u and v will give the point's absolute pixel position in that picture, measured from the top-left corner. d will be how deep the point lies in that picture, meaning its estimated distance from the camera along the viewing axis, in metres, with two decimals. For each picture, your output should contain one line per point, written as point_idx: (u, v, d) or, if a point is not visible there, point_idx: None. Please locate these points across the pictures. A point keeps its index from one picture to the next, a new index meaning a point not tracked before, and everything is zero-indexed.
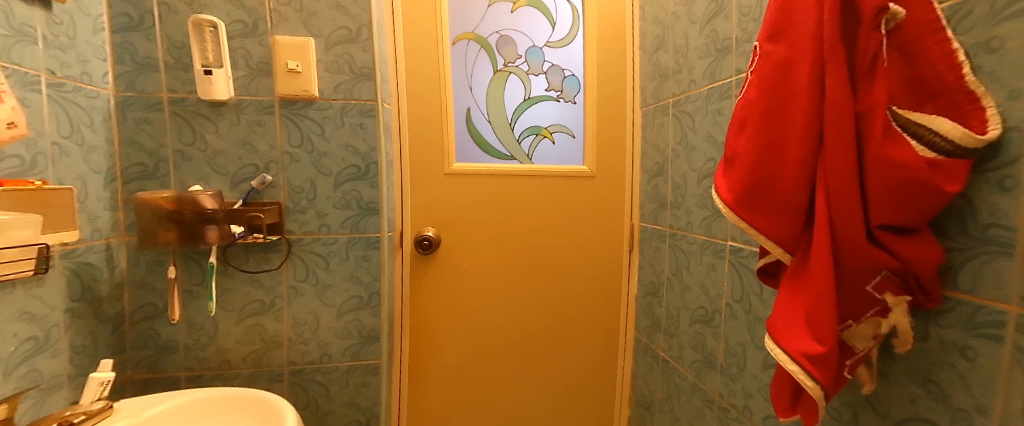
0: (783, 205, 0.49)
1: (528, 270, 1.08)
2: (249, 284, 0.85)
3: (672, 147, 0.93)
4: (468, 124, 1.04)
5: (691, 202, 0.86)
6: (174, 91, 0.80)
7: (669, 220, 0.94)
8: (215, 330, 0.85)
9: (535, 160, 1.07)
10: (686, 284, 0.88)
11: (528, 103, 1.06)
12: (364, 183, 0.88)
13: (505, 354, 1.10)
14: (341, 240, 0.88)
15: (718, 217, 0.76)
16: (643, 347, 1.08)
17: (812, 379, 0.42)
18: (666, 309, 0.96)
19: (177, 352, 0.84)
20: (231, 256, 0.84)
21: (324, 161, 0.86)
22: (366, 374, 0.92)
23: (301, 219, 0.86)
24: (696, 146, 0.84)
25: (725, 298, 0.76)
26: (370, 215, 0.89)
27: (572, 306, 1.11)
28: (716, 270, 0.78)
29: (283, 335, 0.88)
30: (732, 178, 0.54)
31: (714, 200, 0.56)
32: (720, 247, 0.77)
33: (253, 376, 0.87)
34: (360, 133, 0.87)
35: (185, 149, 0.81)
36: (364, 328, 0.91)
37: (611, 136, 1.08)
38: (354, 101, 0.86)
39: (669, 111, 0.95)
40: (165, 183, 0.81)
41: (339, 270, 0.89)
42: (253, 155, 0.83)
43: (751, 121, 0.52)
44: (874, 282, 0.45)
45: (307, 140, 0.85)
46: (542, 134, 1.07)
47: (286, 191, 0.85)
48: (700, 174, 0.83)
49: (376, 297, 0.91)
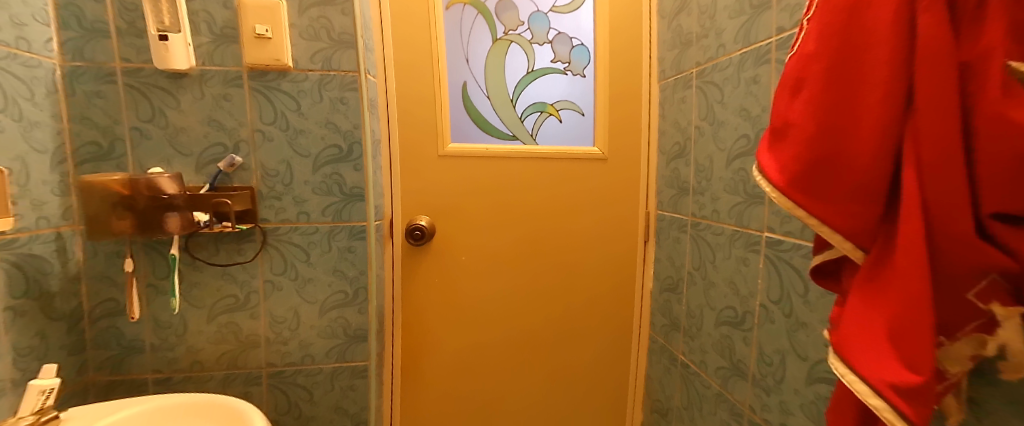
0: (855, 185, 0.39)
1: (535, 262, 0.99)
2: (221, 278, 0.76)
3: (695, 124, 0.82)
4: (465, 99, 0.93)
5: (718, 187, 0.75)
6: (129, 61, 0.71)
7: (691, 208, 0.83)
8: (184, 328, 0.77)
9: (540, 141, 0.96)
10: (710, 281, 0.77)
11: (532, 76, 0.95)
12: (346, 165, 0.78)
13: (509, 354, 1.01)
14: (322, 230, 0.79)
15: (753, 203, 0.66)
16: (659, 348, 0.98)
17: (902, 417, 0.33)
18: (685, 307, 0.86)
19: (144, 352, 0.76)
20: (197, 248, 0.75)
21: (301, 141, 0.76)
22: (354, 377, 0.83)
23: (276, 206, 0.77)
24: (725, 122, 0.73)
25: (759, 298, 0.66)
26: (354, 201, 0.79)
27: (584, 302, 1.02)
28: (748, 265, 0.68)
29: (260, 335, 0.79)
30: (785, 153, 0.43)
31: (759, 183, 0.45)
32: (753, 238, 0.66)
33: (228, 379, 0.79)
34: (341, 109, 0.77)
35: (144, 127, 0.72)
36: (350, 327, 0.82)
37: (625, 113, 0.97)
38: (334, 72, 0.76)
39: (692, 84, 0.83)
40: (122, 165, 0.72)
41: (321, 263, 0.79)
42: (220, 132, 0.74)
43: (813, 79, 0.41)
44: (978, 288, 0.35)
45: (281, 116, 0.75)
46: (547, 111, 0.96)
47: (258, 175, 0.76)
48: (730, 154, 0.72)
49: (363, 292, 0.82)
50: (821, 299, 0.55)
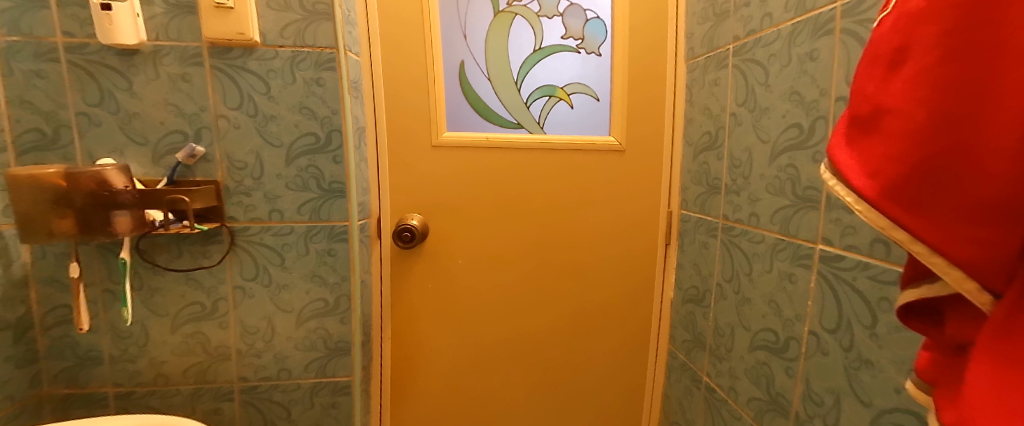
0: (989, 202, 0.25)
1: (543, 266, 0.88)
2: (185, 284, 0.68)
3: (730, 111, 0.70)
4: (463, 82, 0.82)
5: (757, 187, 0.64)
6: (72, 36, 0.61)
7: (723, 209, 0.72)
8: (146, 339, 0.69)
9: (548, 130, 0.85)
10: (745, 297, 0.67)
11: (540, 55, 0.83)
12: (324, 157, 0.68)
13: (514, 367, 0.92)
14: (298, 230, 0.70)
15: (805, 209, 0.55)
16: (679, 365, 0.88)
17: None
18: (712, 323, 0.75)
19: (103, 364, 0.68)
20: (158, 251, 0.67)
21: (272, 128, 0.67)
22: (335, 394, 0.74)
23: (246, 203, 0.68)
24: (770, 108, 0.62)
25: (808, 324, 0.56)
26: (334, 198, 0.69)
27: (597, 312, 0.91)
28: (795, 282, 0.57)
29: (230, 346, 0.71)
30: (877, 152, 0.30)
31: (835, 191, 0.33)
32: (803, 251, 0.56)
33: (196, 394, 0.71)
34: (317, 92, 0.67)
35: (91, 111, 0.63)
36: (330, 339, 0.73)
37: (646, 97, 0.84)
38: (308, 49, 0.65)
39: (727, 63, 0.71)
40: (69, 156, 0.64)
41: (297, 267, 0.70)
42: (179, 118, 0.64)
43: (921, 47, 0.29)
44: None
45: (247, 99, 0.65)
46: (557, 95, 0.85)
47: (224, 168, 0.66)
48: (774, 148, 0.61)
49: (344, 301, 0.72)
50: (891, 334, 0.45)
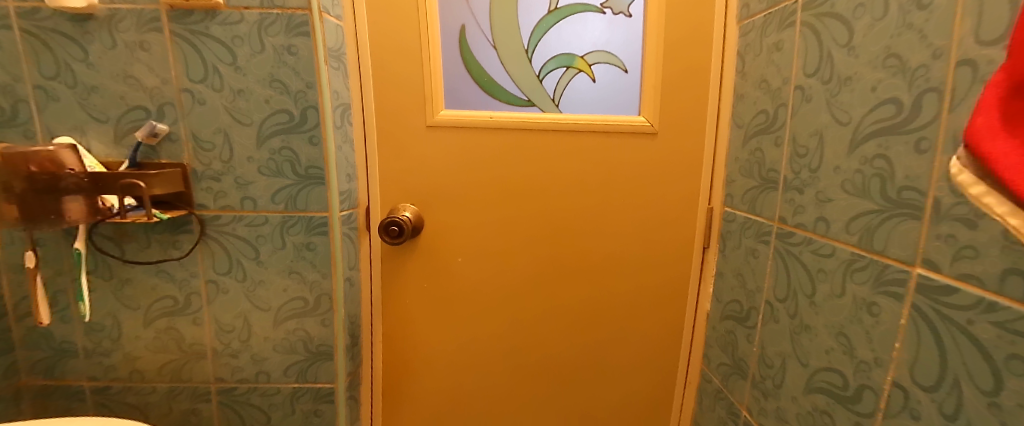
0: None
1: (554, 268, 0.77)
2: (156, 276, 0.62)
3: (796, 84, 0.55)
4: (465, 51, 0.71)
5: (829, 183, 0.49)
6: None
7: (780, 209, 0.57)
8: (120, 333, 0.64)
9: (564, 107, 0.72)
10: (805, 324, 0.53)
11: (555, 17, 0.71)
12: (299, 137, 0.59)
13: (521, 379, 0.82)
14: (273, 220, 0.62)
15: (899, 217, 0.41)
16: (713, 389, 0.75)
17: None
18: (758, 349, 0.62)
19: (78, 357, 0.65)
20: (125, 239, 0.61)
21: (241, 104, 0.58)
22: (318, 401, 0.68)
23: (215, 189, 0.60)
24: (854, 78, 0.46)
25: (893, 371, 0.42)
26: (311, 186, 0.61)
27: (616, 322, 0.79)
28: (877, 315, 0.44)
29: (205, 345, 0.65)
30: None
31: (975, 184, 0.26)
32: (894, 274, 0.42)
33: (172, 393, 0.66)
34: (289, 62, 0.57)
35: (48, 85, 0.57)
36: (311, 342, 0.66)
37: (685, 67, 0.70)
38: (276, 10, 0.56)
39: (794, 19, 0.55)
40: (29, 133, 0.58)
41: (272, 262, 0.63)
42: (140, 93, 0.57)
43: None
44: None
45: (212, 70, 0.57)
46: (576, 66, 0.72)
47: (190, 148, 0.59)
48: (856, 132, 0.45)
49: (325, 301, 0.65)
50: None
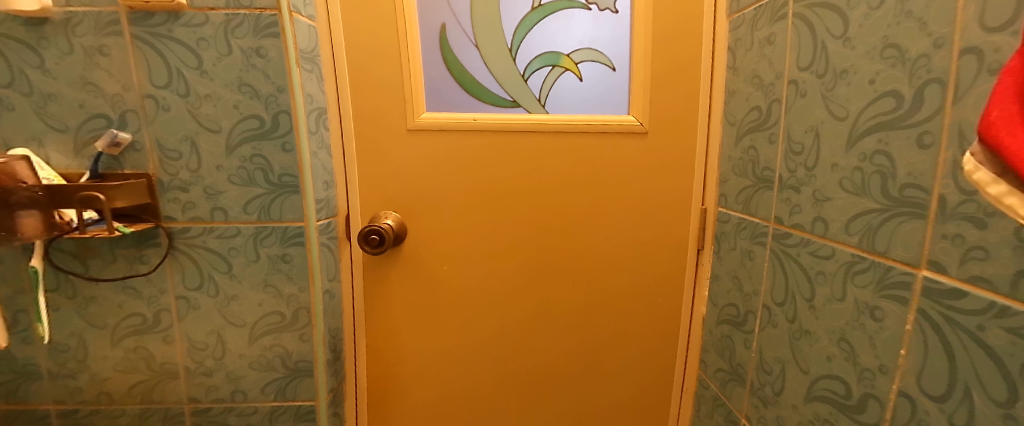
0: None
1: (543, 273, 0.74)
2: (122, 293, 0.59)
3: (790, 78, 0.52)
4: (447, 51, 0.68)
5: (827, 182, 0.46)
6: None
7: (776, 209, 0.55)
8: (86, 354, 0.60)
9: (550, 108, 0.70)
10: (804, 329, 0.51)
11: (539, 14, 0.68)
12: (270, 143, 0.56)
13: (514, 387, 0.79)
14: (245, 232, 0.59)
15: (901, 217, 0.38)
16: (711, 395, 0.72)
17: None
18: (756, 354, 0.60)
19: (41, 379, 0.61)
20: (89, 254, 0.57)
21: (209, 110, 0.55)
22: (298, 419, 0.65)
23: (183, 200, 0.57)
24: (851, 71, 0.44)
25: (897, 380, 0.40)
26: (286, 194, 0.58)
27: (609, 328, 0.77)
28: (880, 320, 0.41)
29: (177, 364, 0.62)
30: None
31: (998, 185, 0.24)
32: (897, 277, 0.39)
33: (144, 415, 0.63)
34: (259, 65, 0.55)
35: (2, 94, 0.53)
36: (289, 358, 0.63)
37: (674, 65, 0.67)
38: (243, 11, 0.53)
39: (786, 11, 0.53)
40: None
41: (246, 276, 0.60)
42: (100, 99, 0.54)
43: None
44: None
45: (177, 75, 0.54)
46: (562, 65, 0.70)
47: (156, 158, 0.56)
48: (855, 127, 0.43)
49: (303, 315, 0.62)
50: None
